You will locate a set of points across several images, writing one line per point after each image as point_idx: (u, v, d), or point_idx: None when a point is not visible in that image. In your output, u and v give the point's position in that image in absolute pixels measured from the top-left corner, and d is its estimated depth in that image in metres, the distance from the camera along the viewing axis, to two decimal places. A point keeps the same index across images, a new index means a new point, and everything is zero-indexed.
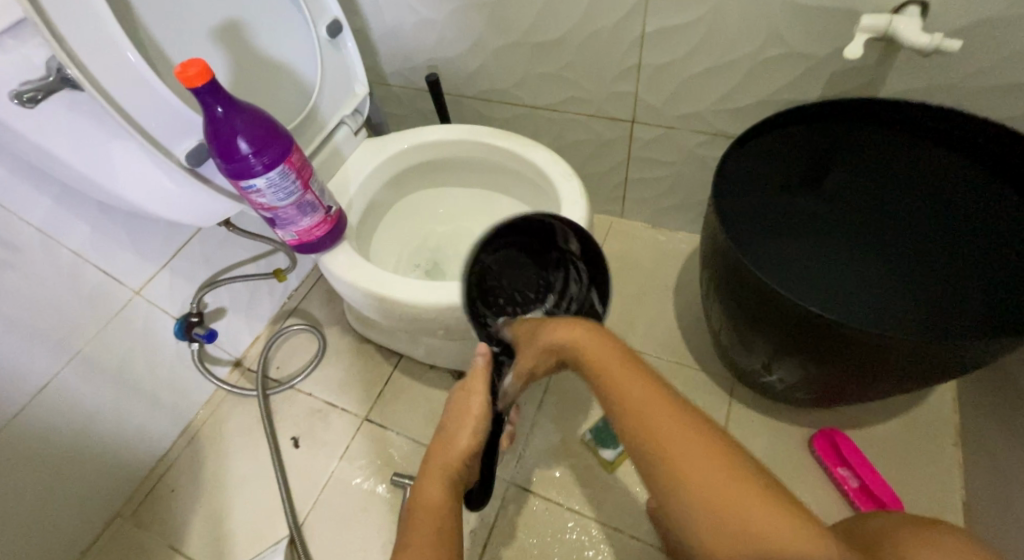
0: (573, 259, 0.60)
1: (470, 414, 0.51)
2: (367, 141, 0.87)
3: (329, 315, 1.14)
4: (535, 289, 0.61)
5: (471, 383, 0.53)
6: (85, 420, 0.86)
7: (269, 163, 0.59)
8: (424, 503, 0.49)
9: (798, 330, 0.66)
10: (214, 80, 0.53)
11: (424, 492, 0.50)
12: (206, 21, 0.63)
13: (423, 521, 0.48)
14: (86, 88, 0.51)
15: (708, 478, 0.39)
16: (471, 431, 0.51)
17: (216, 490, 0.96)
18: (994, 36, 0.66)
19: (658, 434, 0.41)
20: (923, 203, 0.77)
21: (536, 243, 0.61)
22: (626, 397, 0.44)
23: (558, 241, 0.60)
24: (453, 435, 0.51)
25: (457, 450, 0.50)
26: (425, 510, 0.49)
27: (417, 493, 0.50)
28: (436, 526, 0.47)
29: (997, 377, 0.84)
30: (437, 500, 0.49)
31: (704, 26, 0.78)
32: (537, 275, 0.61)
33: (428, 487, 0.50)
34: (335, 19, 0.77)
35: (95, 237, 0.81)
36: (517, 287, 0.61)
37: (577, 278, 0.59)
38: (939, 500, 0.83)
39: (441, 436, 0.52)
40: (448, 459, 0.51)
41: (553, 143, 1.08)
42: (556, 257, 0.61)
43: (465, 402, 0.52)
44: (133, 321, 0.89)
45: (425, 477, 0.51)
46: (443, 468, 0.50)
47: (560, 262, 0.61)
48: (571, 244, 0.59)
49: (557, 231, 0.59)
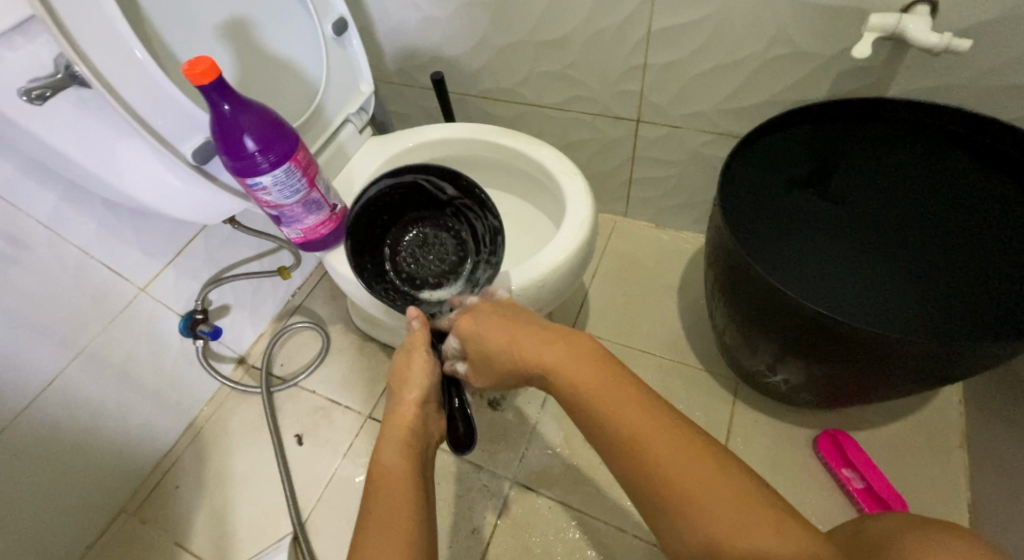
0: (458, 201, 0.69)
1: (416, 372, 0.55)
2: (372, 139, 0.86)
3: (333, 313, 1.15)
4: (455, 247, 0.72)
5: (412, 353, 0.56)
6: (89, 417, 0.86)
7: (275, 161, 0.60)
8: (384, 467, 0.50)
9: (802, 330, 0.66)
10: (220, 77, 0.53)
11: (383, 456, 0.51)
12: (212, 18, 0.63)
13: (390, 485, 0.48)
14: (94, 85, 0.51)
15: (715, 512, 0.39)
16: (420, 388, 0.55)
17: (220, 486, 0.96)
18: (1003, 36, 0.65)
19: (662, 464, 0.42)
20: (923, 201, 0.77)
21: (423, 203, 0.71)
22: (610, 405, 0.45)
23: (440, 193, 0.69)
24: (402, 397, 0.55)
25: (409, 408, 0.54)
26: (386, 474, 0.50)
27: (375, 460, 0.51)
28: (396, 486, 0.48)
29: (1004, 379, 0.84)
30: (399, 461, 0.51)
31: (710, 25, 0.77)
32: (442, 231, 0.72)
33: (387, 450, 0.51)
34: (340, 17, 0.77)
35: (101, 234, 0.81)
36: (438, 254, 0.71)
37: (471, 213, 0.69)
38: (944, 502, 0.83)
39: (392, 403, 0.55)
40: (402, 419, 0.54)
41: (557, 142, 1.08)
42: (444, 205, 0.70)
43: (408, 368, 0.56)
44: (138, 317, 0.89)
45: (383, 444, 0.52)
46: (399, 428, 0.53)
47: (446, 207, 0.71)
48: (447, 189, 0.68)
49: (426, 185, 0.67)
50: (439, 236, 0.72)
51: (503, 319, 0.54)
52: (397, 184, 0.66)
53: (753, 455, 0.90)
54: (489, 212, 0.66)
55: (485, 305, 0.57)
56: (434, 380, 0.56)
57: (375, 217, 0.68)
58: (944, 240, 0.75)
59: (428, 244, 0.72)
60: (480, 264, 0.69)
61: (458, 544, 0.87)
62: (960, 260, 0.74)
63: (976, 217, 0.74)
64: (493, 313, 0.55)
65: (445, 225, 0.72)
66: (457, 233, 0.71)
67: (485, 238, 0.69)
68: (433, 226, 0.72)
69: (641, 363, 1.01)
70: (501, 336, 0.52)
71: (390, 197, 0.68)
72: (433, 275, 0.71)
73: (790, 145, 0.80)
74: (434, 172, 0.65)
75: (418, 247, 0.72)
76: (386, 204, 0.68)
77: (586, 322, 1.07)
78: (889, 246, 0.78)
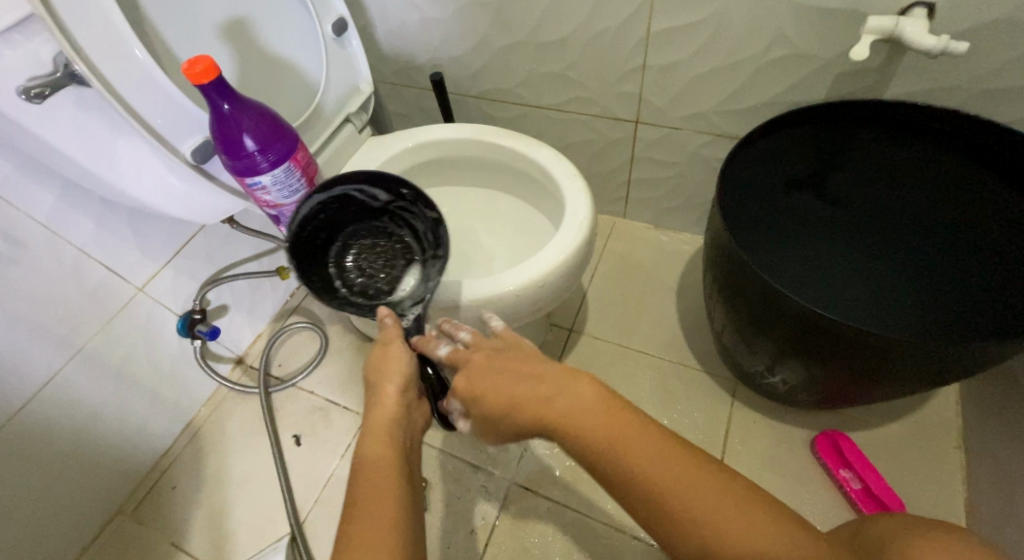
0: (392, 205, 0.65)
1: (397, 370, 0.54)
2: (371, 139, 0.86)
3: (331, 313, 1.14)
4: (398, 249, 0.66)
5: (389, 346, 0.55)
6: (86, 417, 0.86)
7: (275, 161, 0.60)
8: (366, 461, 0.49)
9: (802, 333, 0.66)
10: (221, 77, 0.53)
11: (366, 450, 0.50)
12: (211, 17, 0.63)
13: (372, 478, 0.48)
14: (93, 84, 0.51)
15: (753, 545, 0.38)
16: (399, 381, 0.53)
17: (218, 486, 0.96)
18: (1000, 39, 0.66)
19: (696, 514, 0.39)
20: (926, 202, 0.77)
21: (359, 217, 0.66)
22: (639, 455, 0.42)
23: (372, 201, 0.64)
24: (381, 392, 0.53)
25: (389, 401, 0.53)
26: (370, 466, 0.49)
27: (358, 453, 0.50)
28: (378, 477, 0.48)
29: (1001, 380, 0.84)
30: (382, 452, 0.50)
31: (709, 27, 0.78)
32: (383, 239, 0.67)
33: (370, 443, 0.50)
34: (340, 17, 0.77)
35: (100, 234, 0.81)
36: (384, 263, 0.66)
37: (410, 214, 0.65)
38: (941, 502, 0.83)
39: (371, 398, 0.54)
40: (383, 413, 0.52)
41: (556, 143, 1.09)
42: (378, 214, 0.66)
43: (385, 361, 0.54)
44: (136, 317, 0.89)
45: (365, 437, 0.51)
46: (381, 421, 0.52)
47: (382, 215, 0.66)
48: (379, 194, 0.64)
49: (358, 194, 0.62)
50: (382, 244, 0.66)
51: (502, 374, 0.50)
52: (332, 197, 0.61)
53: (751, 456, 0.90)
54: (426, 205, 0.62)
55: (479, 350, 0.53)
56: (412, 369, 0.54)
57: (314, 231, 0.62)
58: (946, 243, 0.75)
59: (371, 255, 0.66)
60: (431, 260, 0.64)
61: (456, 545, 0.87)
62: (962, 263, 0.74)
63: (978, 219, 0.74)
64: (495, 369, 0.50)
65: (386, 233, 0.67)
66: (398, 239, 0.66)
67: (428, 238, 0.64)
68: (374, 235, 0.67)
69: (640, 364, 1.01)
70: (502, 393, 0.49)
71: (326, 213, 0.62)
72: (383, 284, 0.64)
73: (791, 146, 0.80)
74: (359, 180, 0.61)
75: (362, 259, 0.66)
76: (325, 219, 0.63)
77: (585, 324, 1.07)
78: (887, 246, 0.79)
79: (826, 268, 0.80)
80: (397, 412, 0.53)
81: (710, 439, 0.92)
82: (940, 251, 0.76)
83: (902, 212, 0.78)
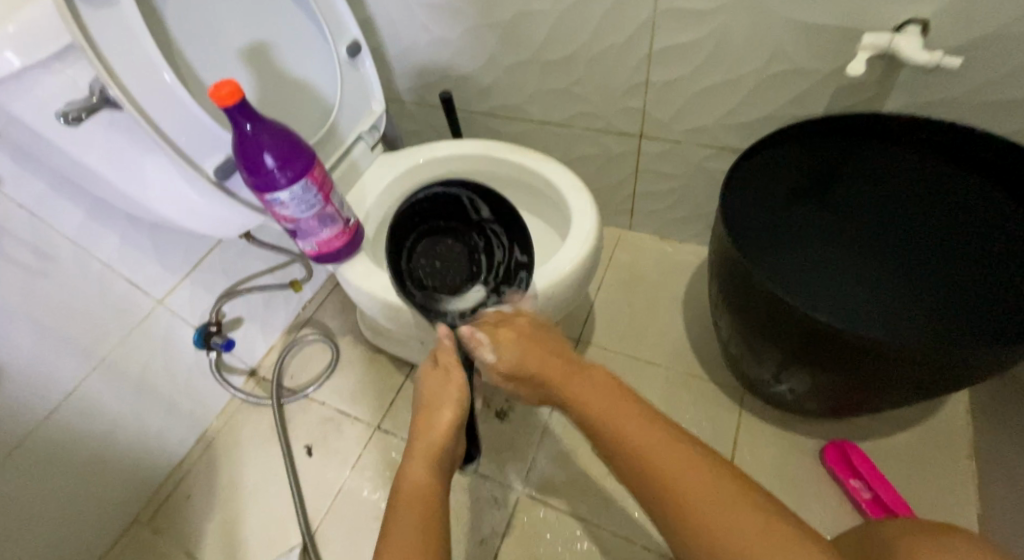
0: (488, 225, 0.75)
1: (442, 394, 0.57)
2: (383, 155, 0.89)
3: (342, 325, 1.17)
4: (468, 259, 0.75)
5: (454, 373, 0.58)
6: (107, 427, 0.88)
7: (293, 177, 0.62)
8: (410, 482, 0.51)
9: (810, 342, 0.67)
10: (243, 99, 0.55)
11: (405, 469, 0.52)
12: (235, 42, 0.67)
13: (412, 499, 0.50)
14: (125, 107, 0.54)
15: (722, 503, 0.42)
16: (455, 407, 0.55)
17: (232, 496, 0.98)
18: (996, 52, 0.67)
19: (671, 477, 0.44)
20: (927, 211, 0.78)
21: (447, 218, 0.76)
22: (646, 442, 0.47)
23: (472, 212, 0.75)
24: (437, 414, 0.55)
25: (442, 426, 0.55)
26: (414, 488, 0.51)
27: (402, 471, 0.53)
28: (419, 504, 0.49)
29: (1009, 390, 0.84)
30: (426, 480, 0.51)
31: (709, 44, 0.80)
32: (463, 248, 0.76)
33: (409, 463, 0.53)
34: (354, 39, 0.80)
35: (124, 248, 0.84)
36: (453, 268, 0.75)
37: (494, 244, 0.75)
38: (951, 512, 0.83)
39: (424, 423, 0.56)
40: (433, 438, 0.54)
41: (562, 158, 1.11)
42: (472, 230, 0.76)
43: (445, 390, 0.57)
44: (155, 330, 0.91)
45: (411, 458, 0.53)
46: (422, 441, 0.54)
47: (471, 231, 0.76)
48: (482, 210, 0.75)
49: (465, 202, 0.75)
50: (460, 254, 0.75)
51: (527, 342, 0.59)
52: (422, 201, 0.73)
53: (760, 465, 0.91)
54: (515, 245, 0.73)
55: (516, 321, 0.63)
56: (469, 400, 0.57)
57: (404, 226, 0.73)
58: (943, 255, 0.76)
59: (446, 258, 0.75)
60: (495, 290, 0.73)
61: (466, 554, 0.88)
62: (963, 276, 0.74)
63: (983, 227, 0.74)
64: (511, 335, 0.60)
65: (468, 246, 0.76)
66: (474, 256, 0.75)
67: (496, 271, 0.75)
68: (459, 246, 0.76)
69: (647, 374, 1.02)
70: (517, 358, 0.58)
71: (417, 214, 0.74)
72: (450, 287, 0.74)
73: (795, 156, 0.81)
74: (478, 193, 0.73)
75: (437, 260, 0.75)
76: (416, 216, 0.74)
77: (591, 334, 1.09)
78: (897, 259, 0.78)
79: (840, 284, 0.78)
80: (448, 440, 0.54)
81: (718, 448, 0.93)
82: (943, 263, 0.76)
83: (907, 228, 0.79)
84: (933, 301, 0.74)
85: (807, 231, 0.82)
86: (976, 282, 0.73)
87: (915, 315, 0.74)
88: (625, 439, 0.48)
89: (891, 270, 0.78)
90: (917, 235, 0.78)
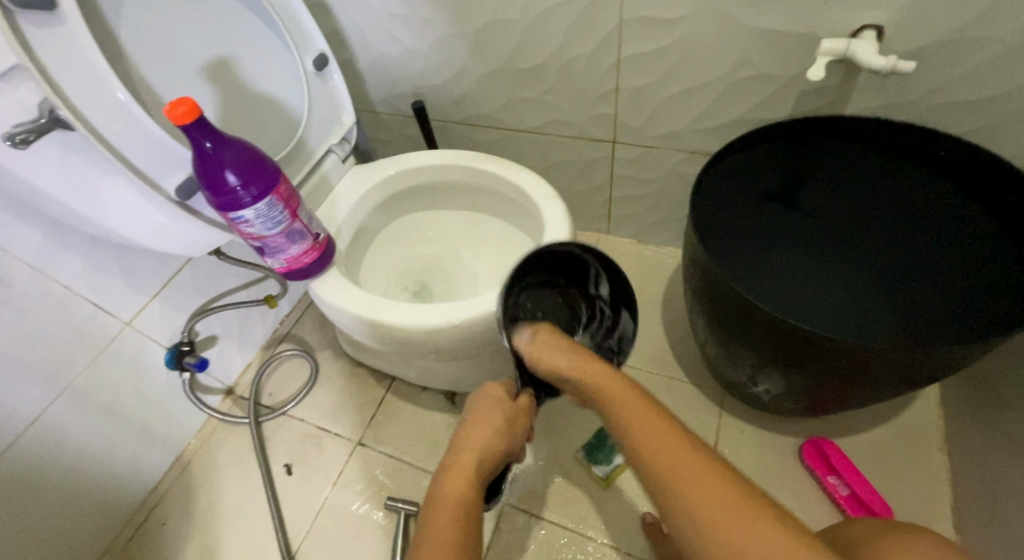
0: (600, 300, 0.66)
1: (497, 415, 0.55)
2: (355, 168, 0.88)
3: (321, 339, 1.15)
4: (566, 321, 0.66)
5: (495, 400, 0.56)
6: (75, 454, 0.85)
7: (257, 195, 0.60)
8: (443, 495, 0.49)
9: (780, 342, 0.68)
10: (201, 117, 0.54)
11: (443, 482, 0.50)
12: (193, 59, 0.65)
13: (444, 508, 0.48)
14: (76, 128, 0.52)
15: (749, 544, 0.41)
16: (496, 427, 0.54)
17: (210, 519, 0.96)
18: (947, 56, 0.69)
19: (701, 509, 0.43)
20: (891, 210, 0.79)
21: (568, 275, 0.66)
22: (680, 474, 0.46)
23: (590, 283, 0.66)
24: (475, 432, 0.53)
25: (477, 445, 0.52)
26: (447, 500, 0.49)
27: (440, 481, 0.51)
28: (453, 516, 0.48)
29: (976, 382, 0.86)
30: (461, 492, 0.50)
31: (676, 51, 0.81)
32: (564, 311, 0.67)
33: (450, 473, 0.51)
34: (320, 52, 0.78)
35: (87, 270, 0.82)
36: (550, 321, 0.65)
37: (604, 320, 0.66)
38: (927, 506, 0.85)
39: (460, 442, 0.53)
40: (469, 454, 0.52)
41: (537, 165, 1.11)
42: (579, 297, 0.67)
43: (489, 413, 0.55)
44: (124, 352, 0.89)
45: (446, 472, 0.51)
46: (467, 455, 0.52)
47: (584, 302, 0.67)
48: (602, 287, 0.65)
49: (591, 271, 0.64)
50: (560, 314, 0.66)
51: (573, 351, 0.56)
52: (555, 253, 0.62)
53: (741, 466, 0.91)
54: (627, 312, 0.63)
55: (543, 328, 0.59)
56: (512, 426, 0.55)
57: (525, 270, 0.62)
58: (914, 256, 0.76)
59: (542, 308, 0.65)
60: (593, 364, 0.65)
61: None
62: (943, 276, 0.74)
63: (947, 228, 0.76)
64: (553, 340, 0.57)
65: (569, 307, 0.67)
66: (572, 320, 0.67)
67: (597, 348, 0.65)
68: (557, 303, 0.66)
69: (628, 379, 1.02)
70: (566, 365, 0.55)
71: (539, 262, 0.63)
72: None
73: (757, 158, 0.83)
74: (610, 270, 0.63)
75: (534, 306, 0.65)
76: (537, 262, 0.63)
77: None
78: (870, 262, 0.78)
79: (820, 294, 0.77)
80: (485, 458, 0.52)
81: None
82: (915, 262, 0.76)
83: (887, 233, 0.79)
84: (913, 304, 0.73)
85: (775, 235, 0.82)
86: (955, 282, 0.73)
87: (892, 319, 0.73)
88: (659, 458, 0.47)
89: (872, 276, 0.77)
90: (889, 238, 0.78)
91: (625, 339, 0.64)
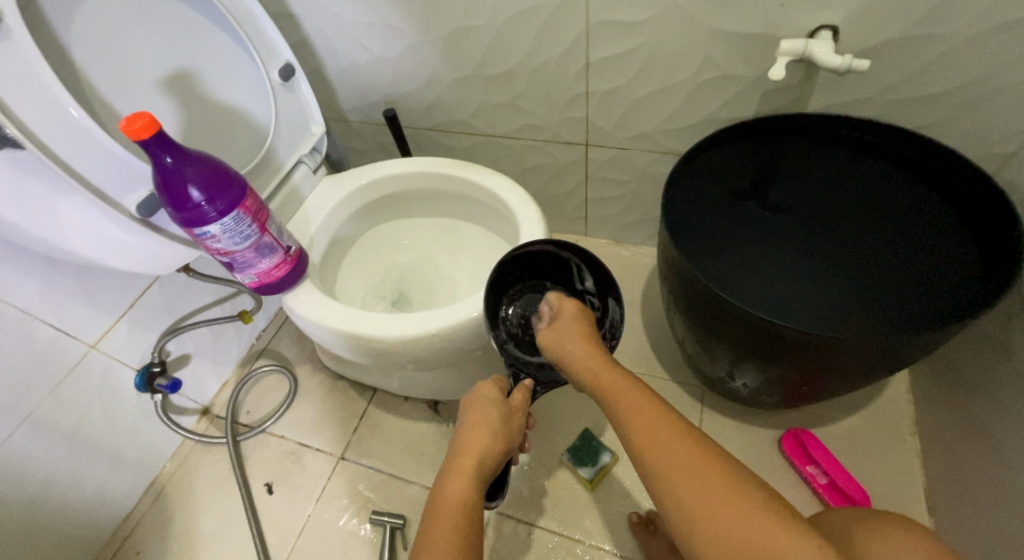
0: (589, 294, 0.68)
1: (492, 414, 0.54)
2: (326, 178, 0.87)
3: (299, 353, 1.13)
4: None
5: (492, 398, 0.56)
6: (41, 486, 0.82)
7: (223, 209, 0.59)
8: (445, 499, 0.49)
9: (756, 337, 0.68)
10: (159, 132, 0.53)
11: (447, 486, 0.50)
12: (153, 73, 0.64)
13: (445, 513, 0.48)
14: (25, 147, 0.51)
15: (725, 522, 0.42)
16: (494, 426, 0.53)
17: (188, 544, 0.93)
18: (901, 53, 0.71)
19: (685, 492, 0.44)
20: (856, 203, 0.81)
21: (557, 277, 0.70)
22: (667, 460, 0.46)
23: (576, 279, 0.68)
24: (473, 431, 0.52)
25: (477, 446, 0.51)
26: (449, 505, 0.48)
27: (442, 484, 0.50)
28: (454, 522, 0.47)
29: (942, 367, 0.88)
30: (462, 495, 0.49)
31: (642, 54, 0.82)
32: None
33: (453, 480, 0.50)
34: (286, 62, 0.77)
35: (46, 293, 0.79)
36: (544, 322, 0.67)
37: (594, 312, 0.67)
38: (904, 490, 0.86)
39: (460, 439, 0.53)
40: (470, 454, 0.51)
41: (512, 169, 1.11)
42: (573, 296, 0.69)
43: (488, 411, 0.54)
44: (90, 376, 0.86)
45: (448, 473, 0.51)
46: (467, 460, 0.51)
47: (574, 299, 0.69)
48: (586, 280, 0.67)
49: (573, 267, 0.67)
50: None
51: (587, 335, 0.56)
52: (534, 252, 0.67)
53: None
54: (612, 298, 0.64)
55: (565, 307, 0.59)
56: (507, 425, 0.54)
57: (506, 271, 0.67)
58: (882, 243, 0.78)
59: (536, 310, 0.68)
60: None
61: None
62: (910, 261, 0.75)
63: (911, 217, 0.77)
64: (572, 324, 0.57)
65: None
66: None
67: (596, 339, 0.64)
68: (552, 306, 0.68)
69: None
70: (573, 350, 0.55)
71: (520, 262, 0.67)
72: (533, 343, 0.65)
73: (727, 160, 0.84)
74: (582, 256, 0.65)
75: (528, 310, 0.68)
76: (518, 264, 0.68)
77: None
78: (843, 253, 0.79)
79: (793, 288, 0.78)
80: (487, 458, 0.51)
81: None
82: (883, 250, 0.77)
83: (858, 228, 0.79)
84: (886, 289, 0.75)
85: (754, 232, 0.82)
86: (922, 265, 0.75)
87: (871, 306, 0.74)
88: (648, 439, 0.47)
89: (841, 267, 0.78)
90: (856, 230, 0.80)
91: (614, 323, 0.63)
